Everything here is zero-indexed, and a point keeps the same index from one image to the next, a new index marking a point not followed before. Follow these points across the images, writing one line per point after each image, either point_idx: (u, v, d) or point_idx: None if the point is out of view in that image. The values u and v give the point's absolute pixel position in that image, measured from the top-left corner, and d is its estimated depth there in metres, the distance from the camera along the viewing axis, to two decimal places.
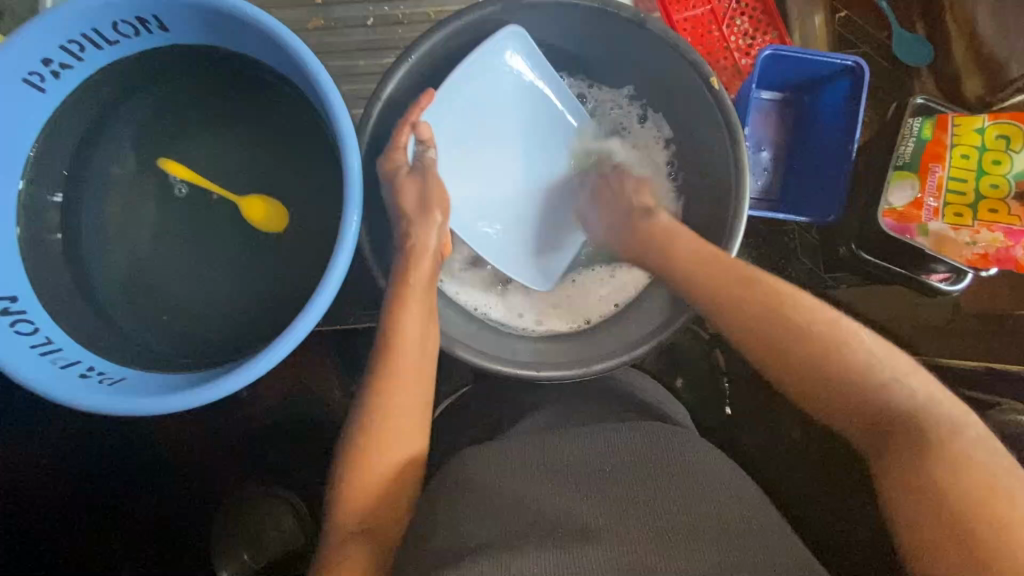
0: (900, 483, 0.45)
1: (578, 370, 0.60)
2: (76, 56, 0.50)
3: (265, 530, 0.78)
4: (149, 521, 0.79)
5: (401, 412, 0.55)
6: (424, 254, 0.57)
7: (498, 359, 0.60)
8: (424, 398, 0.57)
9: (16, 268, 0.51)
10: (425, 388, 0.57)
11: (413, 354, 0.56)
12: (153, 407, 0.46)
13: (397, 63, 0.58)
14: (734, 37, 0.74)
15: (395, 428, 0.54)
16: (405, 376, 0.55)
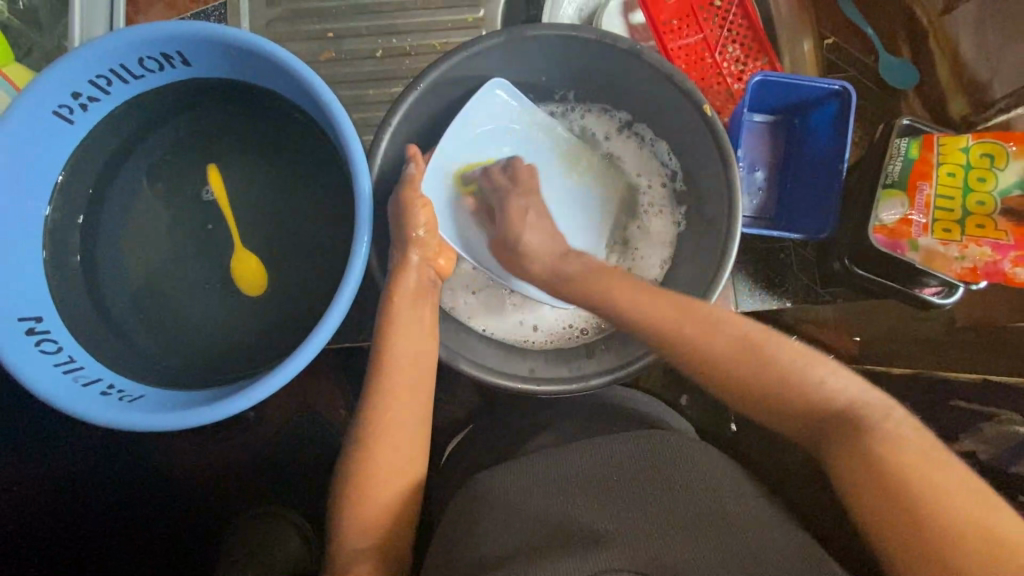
0: (878, 498, 0.49)
1: (578, 385, 0.64)
2: (103, 89, 0.62)
3: (274, 551, 0.87)
4: (163, 530, 0.88)
5: (404, 419, 0.63)
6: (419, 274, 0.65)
7: (500, 374, 0.65)
8: (420, 405, 0.64)
9: (43, 293, 0.62)
10: (421, 396, 0.64)
11: (410, 367, 0.64)
12: (166, 422, 0.57)
13: (406, 92, 0.64)
14: (726, 63, 0.81)
15: (397, 435, 0.63)
16: (403, 387, 0.63)
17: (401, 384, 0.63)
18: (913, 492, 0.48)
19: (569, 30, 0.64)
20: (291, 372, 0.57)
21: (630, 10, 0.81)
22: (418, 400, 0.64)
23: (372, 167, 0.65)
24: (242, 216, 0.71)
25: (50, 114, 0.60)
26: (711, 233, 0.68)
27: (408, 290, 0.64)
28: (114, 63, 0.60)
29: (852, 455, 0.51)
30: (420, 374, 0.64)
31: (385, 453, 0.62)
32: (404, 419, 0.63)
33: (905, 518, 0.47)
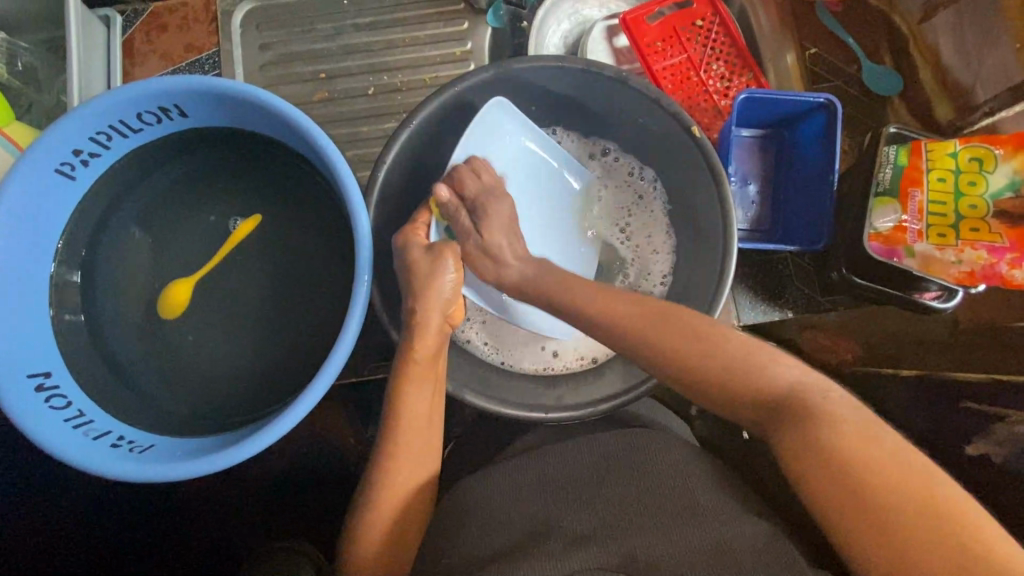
0: (836, 496, 0.44)
1: (584, 412, 0.65)
2: (103, 145, 0.63)
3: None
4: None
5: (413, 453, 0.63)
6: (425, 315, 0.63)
7: (503, 403, 0.65)
8: (432, 441, 0.64)
9: (50, 349, 0.63)
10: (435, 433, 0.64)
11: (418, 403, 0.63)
12: (175, 470, 0.57)
13: (400, 128, 0.66)
14: (711, 81, 0.82)
15: (404, 469, 0.62)
16: (409, 427, 0.62)
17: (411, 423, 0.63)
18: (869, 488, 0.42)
19: (555, 60, 0.65)
20: (300, 414, 0.58)
21: (614, 35, 0.83)
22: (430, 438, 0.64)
23: (370, 204, 0.66)
24: (243, 259, 0.72)
25: (52, 172, 0.61)
26: (708, 254, 0.68)
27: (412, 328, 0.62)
28: (113, 119, 0.61)
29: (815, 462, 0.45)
30: (434, 414, 0.64)
31: (396, 490, 0.61)
32: (414, 453, 0.63)
33: (871, 527, 0.42)
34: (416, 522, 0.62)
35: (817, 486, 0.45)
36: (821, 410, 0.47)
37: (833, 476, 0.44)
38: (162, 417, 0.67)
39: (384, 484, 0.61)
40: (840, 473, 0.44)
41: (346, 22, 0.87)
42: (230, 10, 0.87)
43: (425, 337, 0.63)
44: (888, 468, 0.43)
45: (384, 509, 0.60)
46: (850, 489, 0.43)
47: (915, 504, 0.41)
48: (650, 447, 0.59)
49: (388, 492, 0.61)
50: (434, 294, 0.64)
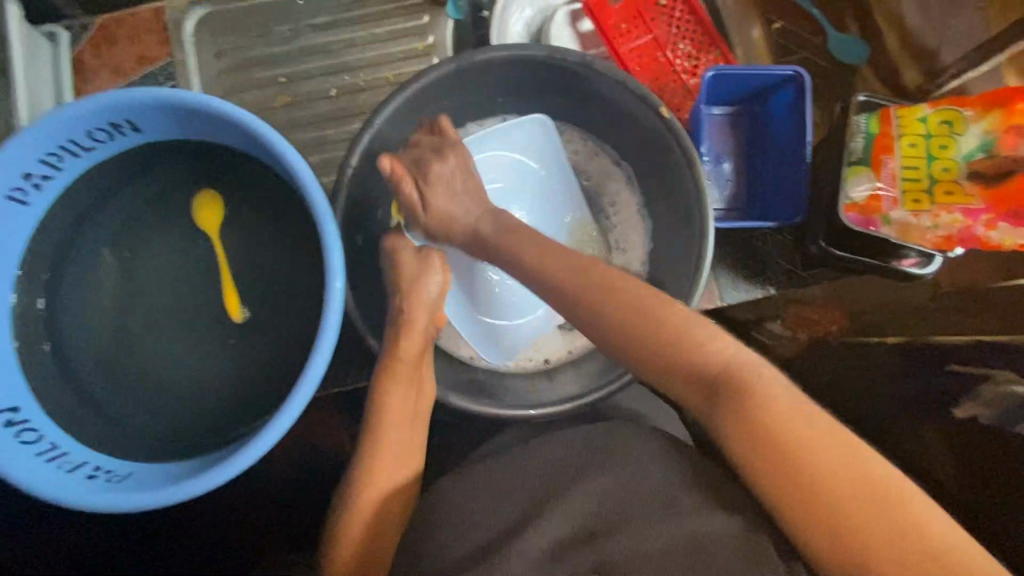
0: (788, 494, 0.47)
1: (572, 404, 0.65)
2: (54, 166, 0.61)
3: None
4: None
5: (395, 459, 0.62)
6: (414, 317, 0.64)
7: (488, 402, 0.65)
8: (412, 439, 0.63)
9: (17, 383, 0.61)
10: (416, 434, 0.63)
11: (388, 399, 0.62)
12: (155, 498, 0.55)
13: (362, 130, 0.64)
14: (679, 60, 0.81)
15: (388, 478, 0.61)
16: (394, 429, 0.62)
17: (394, 421, 0.62)
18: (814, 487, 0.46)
19: (518, 48, 0.64)
20: (280, 431, 0.56)
21: (577, 19, 0.81)
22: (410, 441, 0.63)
23: (337, 209, 0.64)
24: (212, 275, 0.70)
25: (3, 199, 0.58)
26: (687, 238, 0.67)
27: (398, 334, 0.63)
28: (63, 140, 0.59)
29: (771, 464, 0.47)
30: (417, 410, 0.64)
31: (379, 497, 0.60)
32: (395, 459, 0.61)
33: (826, 518, 0.45)
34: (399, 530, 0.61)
35: (770, 480, 0.47)
36: (758, 394, 0.48)
37: (784, 472, 0.47)
38: (139, 443, 0.65)
39: (368, 495, 0.60)
40: (775, 461, 0.47)
41: (303, 23, 0.84)
42: (181, 18, 0.84)
43: (412, 345, 0.63)
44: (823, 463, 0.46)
45: (367, 517, 0.59)
46: (801, 485, 0.46)
47: (859, 491, 0.45)
48: (640, 436, 0.58)
49: (372, 500, 0.59)
50: (419, 296, 0.65)
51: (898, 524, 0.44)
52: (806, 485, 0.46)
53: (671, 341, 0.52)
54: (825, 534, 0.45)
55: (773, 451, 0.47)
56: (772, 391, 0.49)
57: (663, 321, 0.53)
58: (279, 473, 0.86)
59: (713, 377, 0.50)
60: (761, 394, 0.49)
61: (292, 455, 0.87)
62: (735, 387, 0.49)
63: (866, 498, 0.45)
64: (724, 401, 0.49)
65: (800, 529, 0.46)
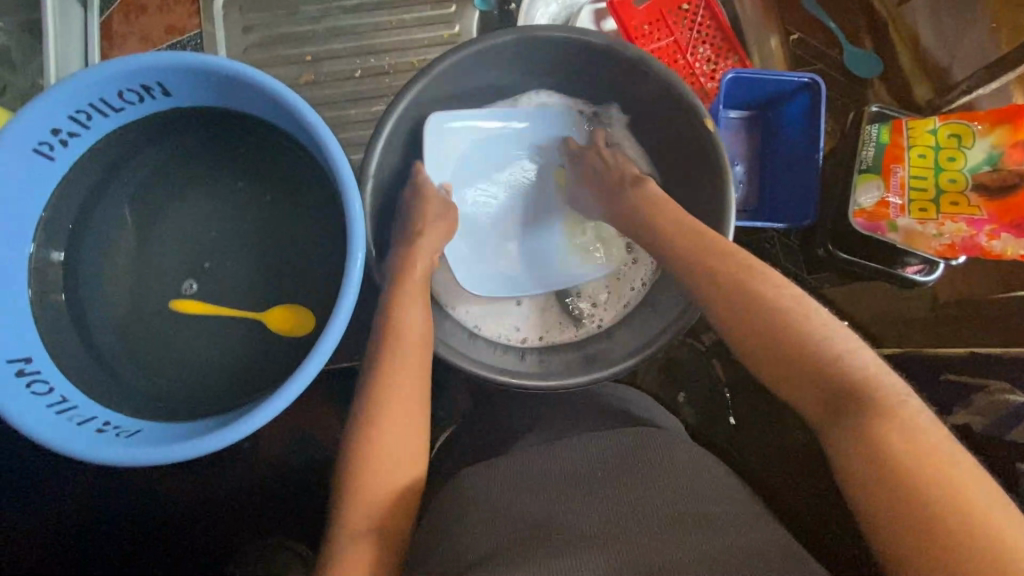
0: (866, 470, 0.45)
1: (590, 377, 0.66)
2: (82, 124, 0.62)
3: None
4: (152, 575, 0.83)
5: (396, 435, 0.61)
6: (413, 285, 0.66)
7: (507, 373, 0.66)
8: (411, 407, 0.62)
9: (32, 335, 0.61)
10: (420, 411, 0.63)
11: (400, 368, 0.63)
12: (163, 455, 0.56)
13: (392, 108, 0.65)
14: (698, 63, 0.83)
15: (393, 453, 0.60)
16: (400, 401, 0.62)
17: (404, 388, 0.62)
18: (896, 465, 0.44)
19: (546, 29, 0.66)
20: (290, 398, 0.57)
21: (601, 18, 0.84)
22: (415, 414, 0.62)
23: (364, 180, 0.65)
24: (230, 243, 0.71)
25: (30, 152, 0.59)
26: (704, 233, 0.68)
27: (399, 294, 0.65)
28: (94, 98, 0.59)
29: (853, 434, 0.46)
30: (419, 373, 0.64)
31: (384, 465, 0.59)
32: (399, 435, 0.61)
33: (891, 495, 0.43)
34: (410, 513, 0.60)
35: (873, 488, 0.44)
36: (888, 410, 0.46)
37: (864, 444, 0.46)
38: (148, 403, 0.66)
39: (371, 468, 0.59)
40: (863, 434, 0.46)
41: (332, 4, 0.86)
42: None
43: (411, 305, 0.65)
44: (909, 447, 0.44)
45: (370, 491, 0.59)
46: (875, 455, 0.45)
47: (940, 488, 0.42)
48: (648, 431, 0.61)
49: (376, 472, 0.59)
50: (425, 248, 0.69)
51: (959, 515, 0.41)
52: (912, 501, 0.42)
53: (750, 308, 0.55)
54: (896, 520, 0.42)
55: (859, 424, 0.47)
56: (894, 401, 0.47)
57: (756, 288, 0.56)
58: (278, 451, 0.87)
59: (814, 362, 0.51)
60: (852, 363, 0.50)
61: (292, 433, 0.87)
62: (862, 399, 0.48)
63: (955, 497, 0.42)
64: (846, 421, 0.48)
65: (868, 501, 0.44)
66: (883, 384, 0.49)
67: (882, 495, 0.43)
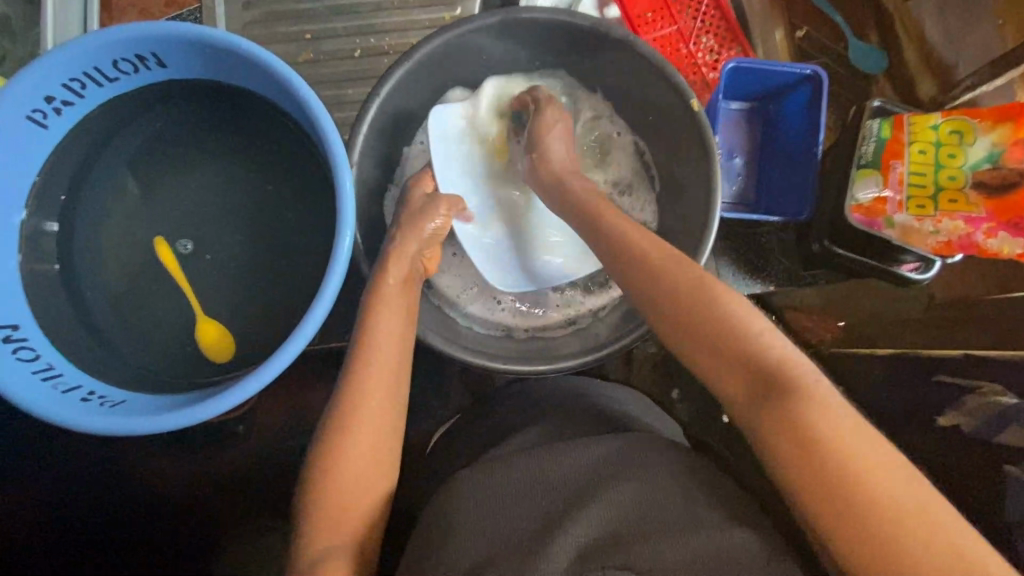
0: (805, 480, 0.45)
1: (574, 362, 0.66)
2: (77, 92, 0.61)
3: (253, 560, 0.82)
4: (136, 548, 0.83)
5: (367, 426, 0.58)
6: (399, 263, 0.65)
7: (490, 356, 0.66)
8: (392, 399, 0.60)
9: (20, 302, 0.61)
10: (396, 398, 0.61)
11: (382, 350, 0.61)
12: (144, 426, 0.55)
13: (384, 80, 0.65)
14: (701, 53, 0.82)
15: (368, 442, 0.58)
16: (375, 390, 0.59)
17: (376, 375, 0.60)
18: (836, 468, 0.43)
19: (528, 11, 0.65)
20: (269, 377, 0.56)
21: (604, 5, 0.83)
22: (392, 400, 0.60)
23: (353, 157, 0.65)
24: (222, 219, 0.71)
25: (23, 119, 0.59)
26: (693, 220, 0.67)
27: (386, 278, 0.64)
28: (87, 66, 0.59)
29: (788, 439, 0.46)
30: (400, 355, 0.62)
31: (357, 455, 0.57)
32: (376, 422, 0.59)
33: (830, 502, 0.43)
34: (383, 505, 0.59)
35: (806, 488, 0.44)
36: (814, 407, 0.46)
37: (799, 449, 0.45)
38: (134, 375, 0.65)
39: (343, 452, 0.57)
40: (797, 440, 0.45)
41: None
42: None
43: (397, 288, 0.64)
44: (843, 446, 0.44)
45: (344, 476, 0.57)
46: (811, 461, 0.44)
47: (871, 487, 0.42)
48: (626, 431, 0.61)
49: (352, 461, 0.57)
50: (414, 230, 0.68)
51: (893, 511, 0.41)
52: (844, 504, 0.43)
53: (674, 311, 0.54)
54: (838, 527, 0.43)
55: (794, 427, 0.46)
56: (814, 393, 0.46)
57: (675, 288, 0.55)
58: (265, 429, 0.87)
59: (750, 367, 0.49)
60: (771, 361, 0.49)
61: (280, 414, 0.87)
62: (788, 394, 0.47)
63: (886, 493, 0.42)
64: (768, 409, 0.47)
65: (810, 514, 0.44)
66: (804, 373, 0.48)
67: (820, 502, 0.44)
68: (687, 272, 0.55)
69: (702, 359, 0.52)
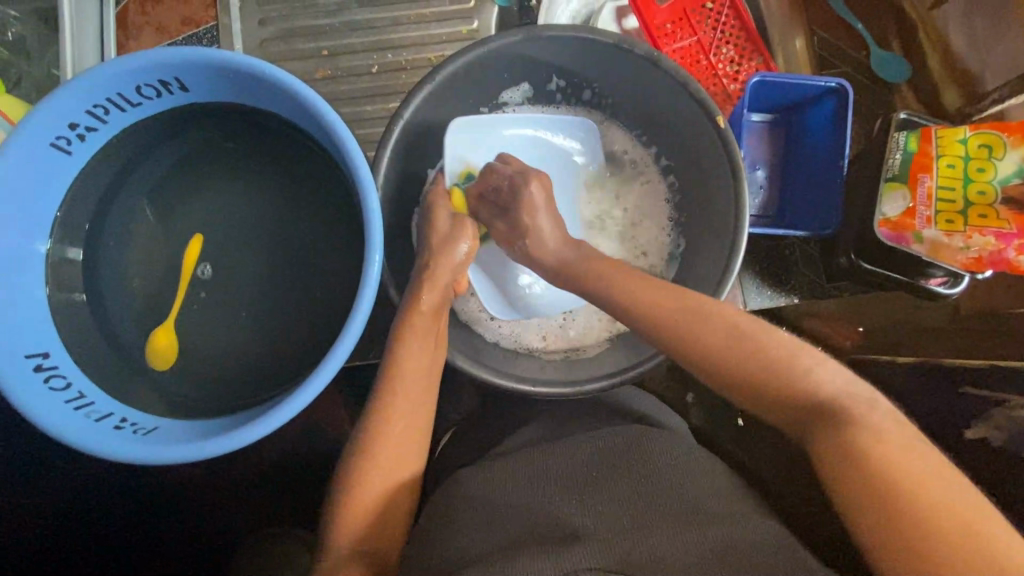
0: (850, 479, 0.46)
1: (581, 387, 0.66)
2: (101, 118, 0.61)
3: None
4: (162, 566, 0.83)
5: (394, 446, 0.61)
6: (435, 288, 0.65)
7: (504, 376, 0.66)
8: (420, 420, 0.63)
9: (49, 330, 0.61)
10: (421, 420, 0.63)
11: (417, 372, 0.63)
12: (177, 455, 0.56)
13: (408, 99, 0.64)
14: (721, 65, 0.82)
15: (391, 464, 0.60)
16: (405, 411, 0.62)
17: (403, 400, 0.62)
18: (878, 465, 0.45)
19: (547, 29, 0.64)
20: (299, 407, 0.56)
21: (623, 16, 0.82)
22: (417, 424, 0.63)
23: (377, 178, 0.64)
24: (245, 241, 0.71)
25: (47, 146, 0.59)
26: (719, 237, 0.67)
27: (420, 302, 0.64)
28: (111, 92, 0.59)
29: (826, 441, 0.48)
30: (432, 374, 0.64)
31: (383, 476, 0.60)
32: (400, 444, 0.61)
33: (878, 501, 0.44)
34: (401, 518, 0.62)
35: (851, 487, 0.46)
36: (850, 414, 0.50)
37: (843, 453, 0.47)
38: (163, 400, 0.66)
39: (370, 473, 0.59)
40: (839, 442, 0.48)
41: None
42: None
43: (432, 311, 0.65)
44: (883, 448, 0.46)
45: (370, 492, 0.60)
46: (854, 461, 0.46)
47: (919, 483, 0.44)
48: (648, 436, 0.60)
49: (376, 482, 0.59)
50: (447, 256, 0.67)
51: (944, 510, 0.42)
52: (877, 477, 0.45)
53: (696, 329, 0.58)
54: (890, 524, 0.43)
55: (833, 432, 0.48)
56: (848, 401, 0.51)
57: (694, 306, 0.59)
58: (288, 445, 0.87)
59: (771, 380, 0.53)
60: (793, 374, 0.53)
61: (303, 429, 0.87)
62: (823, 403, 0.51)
63: (934, 492, 0.43)
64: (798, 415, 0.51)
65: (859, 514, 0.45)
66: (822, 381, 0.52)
67: (867, 500, 0.45)
68: (699, 296, 0.59)
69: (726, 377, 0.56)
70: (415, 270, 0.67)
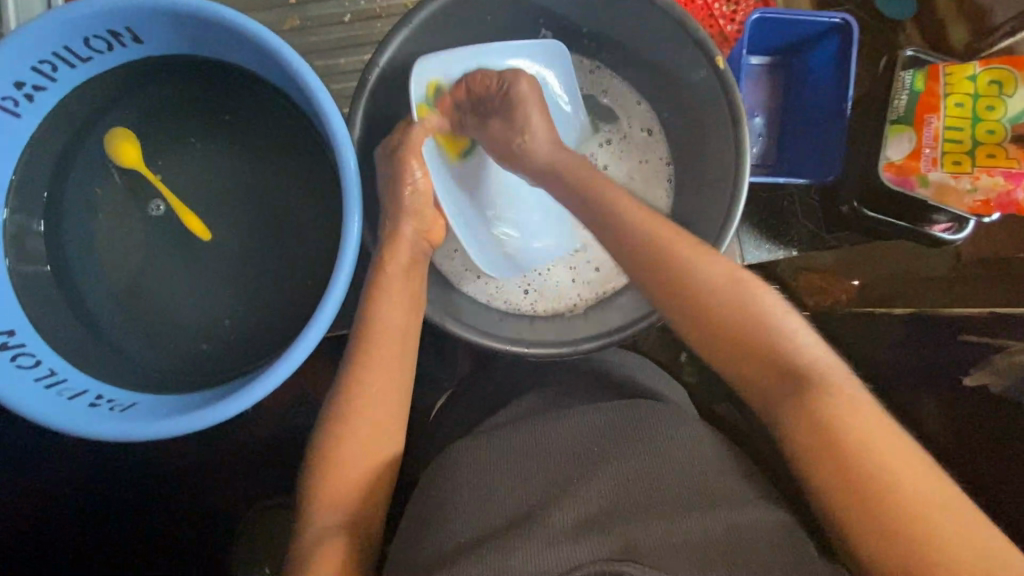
0: (822, 454, 0.45)
1: (567, 349, 0.63)
2: (49, 76, 0.56)
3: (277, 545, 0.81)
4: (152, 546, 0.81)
5: (377, 416, 0.59)
6: (405, 251, 0.61)
7: (489, 336, 0.64)
8: (399, 391, 0.61)
9: (13, 305, 0.58)
10: (402, 386, 0.61)
11: (395, 340, 0.60)
12: (158, 431, 0.53)
13: (383, 45, 0.59)
14: (717, 4, 0.77)
15: (380, 432, 0.59)
16: (385, 381, 0.59)
17: (378, 369, 0.59)
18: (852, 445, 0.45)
19: None
20: (282, 377, 0.54)
21: None
22: (396, 391, 0.60)
23: (355, 132, 0.60)
24: (217, 206, 0.66)
25: None
26: (718, 188, 0.64)
27: (389, 267, 0.61)
28: (56, 46, 0.54)
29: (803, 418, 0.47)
30: (406, 341, 0.61)
31: (367, 446, 0.58)
32: (384, 412, 0.59)
33: (850, 482, 0.44)
34: (387, 490, 0.60)
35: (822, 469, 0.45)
36: (848, 402, 0.47)
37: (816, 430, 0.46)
38: (140, 374, 0.63)
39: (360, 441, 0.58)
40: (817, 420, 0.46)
41: None
42: None
43: (400, 274, 0.61)
44: (860, 426, 0.45)
45: (356, 459, 0.57)
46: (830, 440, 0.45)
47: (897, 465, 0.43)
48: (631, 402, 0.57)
49: (362, 451, 0.58)
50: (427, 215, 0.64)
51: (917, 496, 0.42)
52: (853, 473, 0.44)
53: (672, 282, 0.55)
54: (859, 505, 0.43)
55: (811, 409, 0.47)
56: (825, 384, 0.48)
57: (676, 259, 0.55)
58: (279, 418, 0.85)
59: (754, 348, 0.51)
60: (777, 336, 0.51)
61: (293, 401, 0.85)
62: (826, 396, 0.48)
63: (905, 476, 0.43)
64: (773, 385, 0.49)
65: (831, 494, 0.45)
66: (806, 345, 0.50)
67: (842, 478, 0.44)
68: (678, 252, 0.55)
69: (707, 339, 0.53)
70: (387, 234, 0.63)
